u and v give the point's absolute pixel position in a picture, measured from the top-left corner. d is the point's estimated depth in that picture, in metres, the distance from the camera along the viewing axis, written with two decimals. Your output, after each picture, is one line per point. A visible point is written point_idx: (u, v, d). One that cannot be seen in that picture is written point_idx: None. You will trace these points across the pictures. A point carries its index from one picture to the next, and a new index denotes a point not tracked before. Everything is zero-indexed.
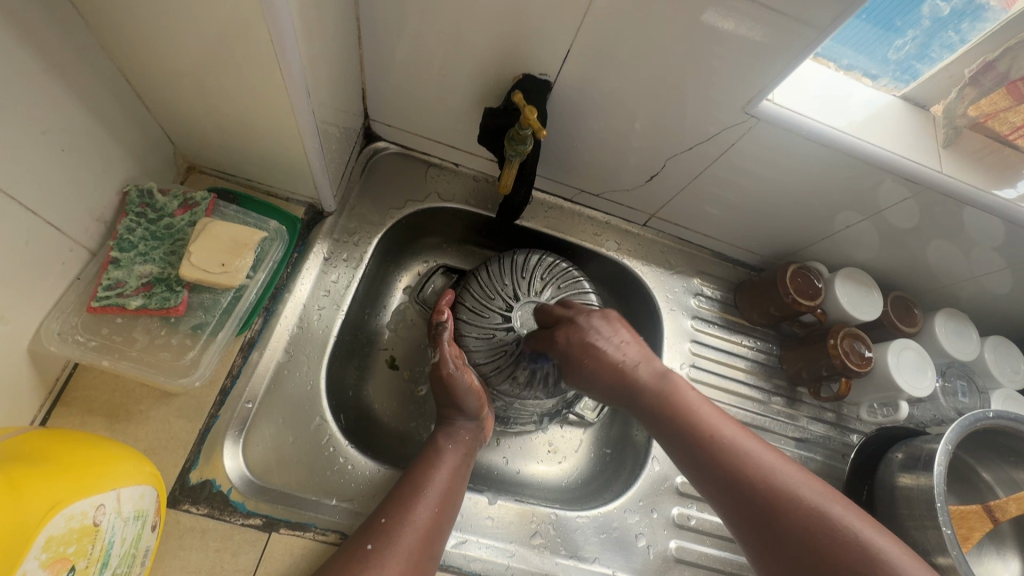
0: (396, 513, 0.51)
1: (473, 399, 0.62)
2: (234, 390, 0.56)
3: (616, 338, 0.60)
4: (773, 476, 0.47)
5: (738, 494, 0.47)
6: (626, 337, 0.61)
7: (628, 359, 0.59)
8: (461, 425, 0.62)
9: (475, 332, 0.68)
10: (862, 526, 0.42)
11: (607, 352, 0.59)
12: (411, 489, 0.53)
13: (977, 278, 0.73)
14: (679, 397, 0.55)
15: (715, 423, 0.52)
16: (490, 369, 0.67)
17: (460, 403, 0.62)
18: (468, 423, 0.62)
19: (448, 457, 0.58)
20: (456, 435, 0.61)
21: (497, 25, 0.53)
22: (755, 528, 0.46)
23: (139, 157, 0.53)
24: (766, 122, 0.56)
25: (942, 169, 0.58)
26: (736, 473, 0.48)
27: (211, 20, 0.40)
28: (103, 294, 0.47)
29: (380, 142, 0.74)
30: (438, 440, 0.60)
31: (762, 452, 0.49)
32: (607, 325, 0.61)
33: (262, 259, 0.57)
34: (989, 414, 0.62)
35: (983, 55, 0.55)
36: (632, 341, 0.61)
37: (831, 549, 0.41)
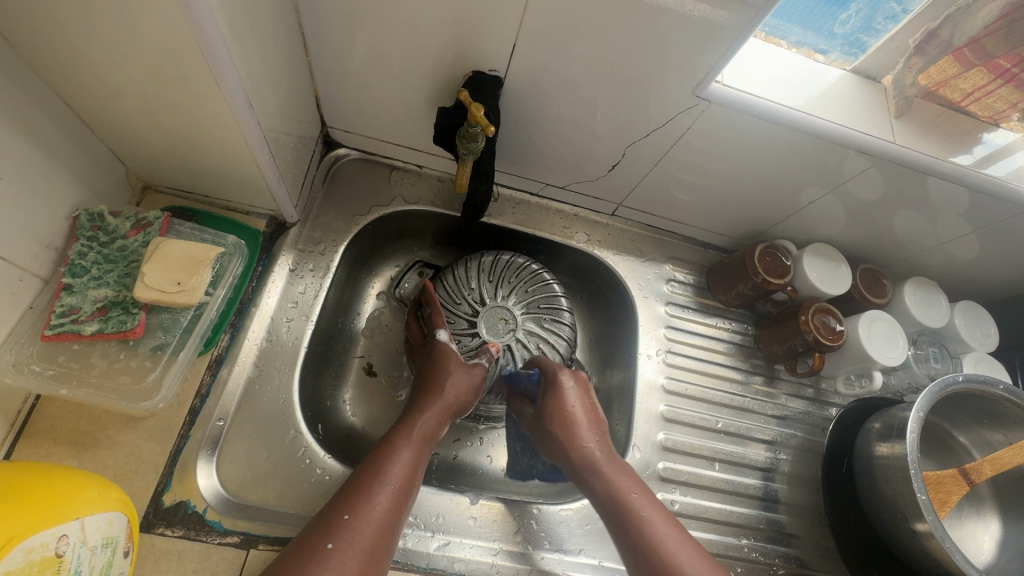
0: (360, 509, 0.48)
1: (463, 371, 0.63)
2: (204, 409, 0.55)
3: (576, 399, 0.63)
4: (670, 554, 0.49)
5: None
6: (580, 405, 0.63)
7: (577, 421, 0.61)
8: (437, 401, 0.60)
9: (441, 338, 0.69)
10: None
11: (579, 429, 0.61)
12: (370, 477, 0.52)
13: (944, 245, 0.73)
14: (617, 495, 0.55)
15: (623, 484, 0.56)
16: None
17: (445, 381, 0.62)
18: (442, 399, 0.60)
19: (418, 435, 0.57)
20: (414, 427, 0.58)
21: (441, 23, 0.52)
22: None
23: (88, 180, 0.52)
24: (718, 104, 0.56)
25: (896, 140, 0.59)
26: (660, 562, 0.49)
27: (140, 35, 0.39)
28: (57, 321, 0.46)
29: (340, 149, 0.74)
30: (395, 437, 0.56)
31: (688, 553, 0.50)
32: (573, 393, 0.63)
33: (221, 275, 0.56)
34: (960, 377, 0.62)
35: (926, 23, 0.56)
36: (581, 412, 0.62)
37: None
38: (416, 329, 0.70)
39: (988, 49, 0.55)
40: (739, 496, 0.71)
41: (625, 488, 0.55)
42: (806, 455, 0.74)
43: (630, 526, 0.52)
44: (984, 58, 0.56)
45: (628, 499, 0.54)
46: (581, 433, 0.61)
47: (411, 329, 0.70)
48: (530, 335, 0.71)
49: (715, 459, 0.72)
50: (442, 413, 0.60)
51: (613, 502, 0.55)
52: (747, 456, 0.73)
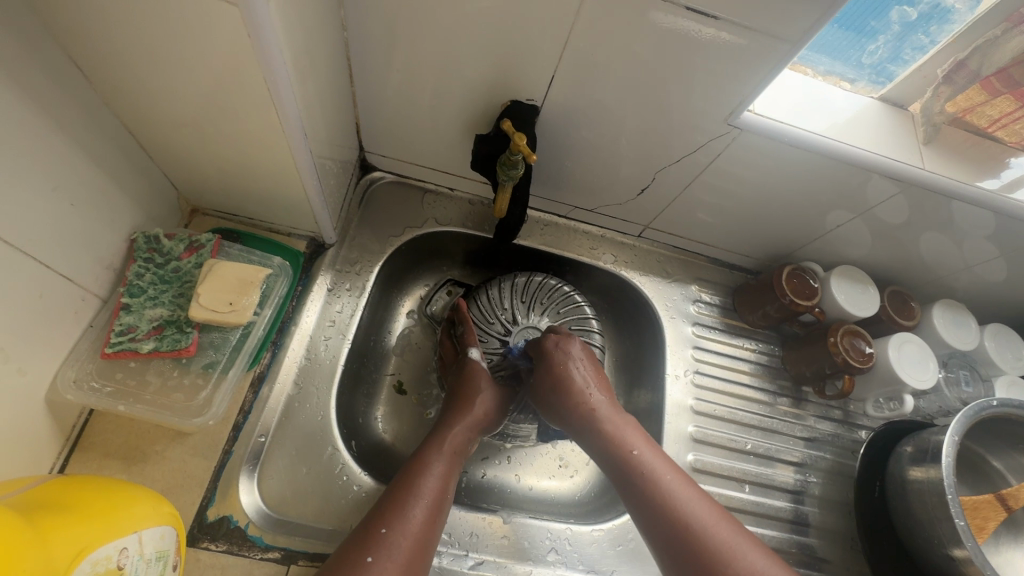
0: (396, 524, 0.49)
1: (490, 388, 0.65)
2: (247, 425, 0.57)
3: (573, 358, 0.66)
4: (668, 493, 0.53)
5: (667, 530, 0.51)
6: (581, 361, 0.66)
7: (587, 387, 0.64)
8: (467, 415, 0.62)
9: None
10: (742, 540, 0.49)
11: (575, 369, 0.65)
12: (404, 492, 0.52)
13: (973, 268, 0.74)
14: (629, 456, 0.57)
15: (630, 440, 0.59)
16: None
17: (474, 396, 0.63)
18: (469, 414, 0.62)
19: (448, 450, 0.58)
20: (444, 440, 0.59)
21: (482, 57, 0.55)
22: (681, 553, 0.49)
23: (144, 204, 0.55)
24: (749, 132, 0.57)
25: (923, 166, 0.60)
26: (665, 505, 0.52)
27: (210, 73, 0.42)
28: (116, 339, 0.48)
29: (375, 172, 0.76)
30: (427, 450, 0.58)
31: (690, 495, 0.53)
32: (579, 350, 0.67)
33: (268, 295, 0.58)
34: (993, 402, 0.62)
35: (955, 54, 0.56)
36: (587, 366, 0.66)
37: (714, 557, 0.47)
38: (449, 344, 0.72)
39: (1016, 78, 0.56)
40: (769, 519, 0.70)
41: (630, 446, 0.58)
42: (837, 479, 0.74)
43: (641, 481, 0.54)
44: (1010, 87, 0.57)
45: (641, 458, 0.56)
46: (591, 392, 0.64)
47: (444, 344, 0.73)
48: None
49: (745, 480, 0.72)
50: (470, 427, 0.62)
51: (624, 460, 0.56)
52: (776, 478, 0.73)
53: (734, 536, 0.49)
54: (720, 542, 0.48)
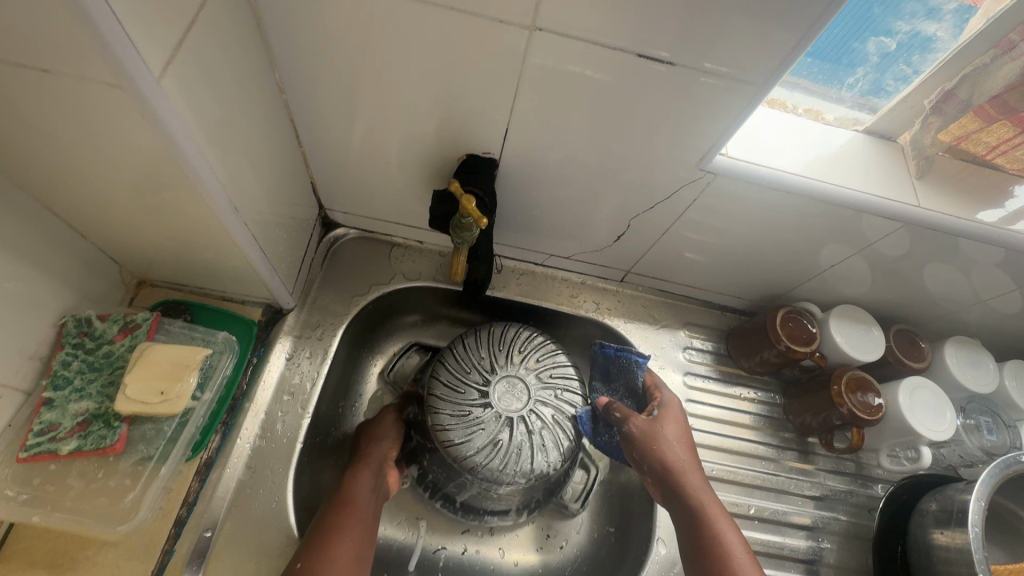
0: (314, 560, 0.48)
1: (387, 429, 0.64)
2: (192, 520, 0.52)
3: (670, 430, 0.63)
4: None
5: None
6: (677, 437, 0.62)
7: (680, 460, 0.60)
8: (369, 457, 0.61)
9: (449, 409, 0.60)
10: None
11: (668, 445, 0.61)
12: (332, 527, 0.52)
13: (986, 301, 0.68)
14: (699, 499, 0.57)
15: (722, 529, 0.55)
16: (465, 451, 0.59)
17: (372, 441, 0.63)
18: (370, 463, 0.60)
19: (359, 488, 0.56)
20: (375, 472, 0.59)
21: (432, 113, 0.51)
22: None
23: (78, 285, 0.51)
24: (723, 176, 0.53)
25: (918, 203, 0.55)
26: None
27: (119, 155, 0.38)
28: (34, 441, 0.44)
29: (339, 229, 0.72)
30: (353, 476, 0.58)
31: None
32: (674, 418, 0.64)
33: (210, 375, 0.53)
34: (1021, 458, 0.56)
35: (942, 84, 0.52)
36: (682, 437, 0.62)
37: None
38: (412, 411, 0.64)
39: (1011, 104, 0.51)
40: None
41: (720, 534, 0.55)
42: (854, 542, 0.67)
43: (711, 548, 0.54)
44: (1007, 113, 0.52)
45: (727, 550, 0.53)
46: (681, 467, 0.60)
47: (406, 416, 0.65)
48: (548, 412, 0.62)
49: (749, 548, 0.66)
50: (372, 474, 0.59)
51: (713, 558, 0.53)
52: (787, 544, 0.66)
53: None
54: None
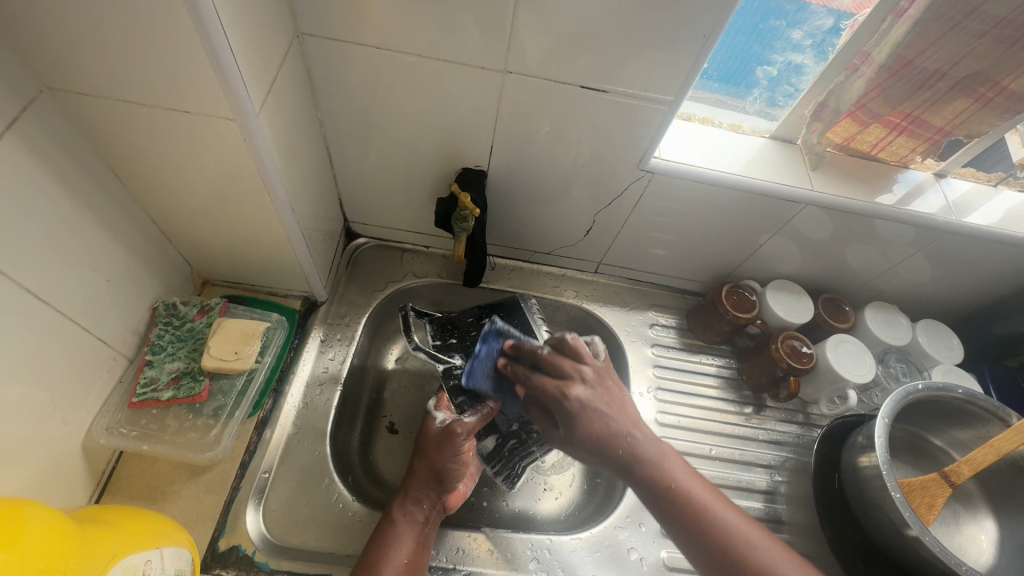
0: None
1: (454, 459, 0.64)
2: (252, 464, 0.65)
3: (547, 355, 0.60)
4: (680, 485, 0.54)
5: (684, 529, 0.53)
6: (556, 353, 0.60)
7: (570, 376, 0.58)
8: (431, 490, 0.65)
9: None
10: (727, 514, 0.53)
11: (563, 365, 0.59)
12: (375, 554, 0.58)
13: (896, 268, 0.82)
14: (606, 411, 0.56)
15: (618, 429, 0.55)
16: None
17: (441, 470, 0.64)
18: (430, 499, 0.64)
19: (403, 521, 0.61)
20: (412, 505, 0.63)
21: (433, 137, 0.68)
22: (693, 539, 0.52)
23: (165, 279, 0.66)
24: (659, 174, 0.69)
25: (813, 187, 0.71)
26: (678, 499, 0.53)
27: (217, 173, 0.54)
28: (142, 390, 0.58)
29: (359, 239, 0.88)
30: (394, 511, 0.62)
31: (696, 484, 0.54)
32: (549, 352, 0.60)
33: (268, 344, 0.68)
34: (918, 386, 0.69)
35: (815, 98, 0.69)
36: (557, 357, 0.60)
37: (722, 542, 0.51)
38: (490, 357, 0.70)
39: (875, 109, 0.67)
40: None
41: (620, 437, 0.55)
42: (802, 476, 0.79)
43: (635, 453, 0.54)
44: (874, 117, 0.68)
45: (635, 449, 0.54)
46: (573, 383, 0.57)
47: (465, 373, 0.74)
48: None
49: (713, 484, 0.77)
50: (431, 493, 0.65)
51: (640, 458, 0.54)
52: (748, 479, 0.78)
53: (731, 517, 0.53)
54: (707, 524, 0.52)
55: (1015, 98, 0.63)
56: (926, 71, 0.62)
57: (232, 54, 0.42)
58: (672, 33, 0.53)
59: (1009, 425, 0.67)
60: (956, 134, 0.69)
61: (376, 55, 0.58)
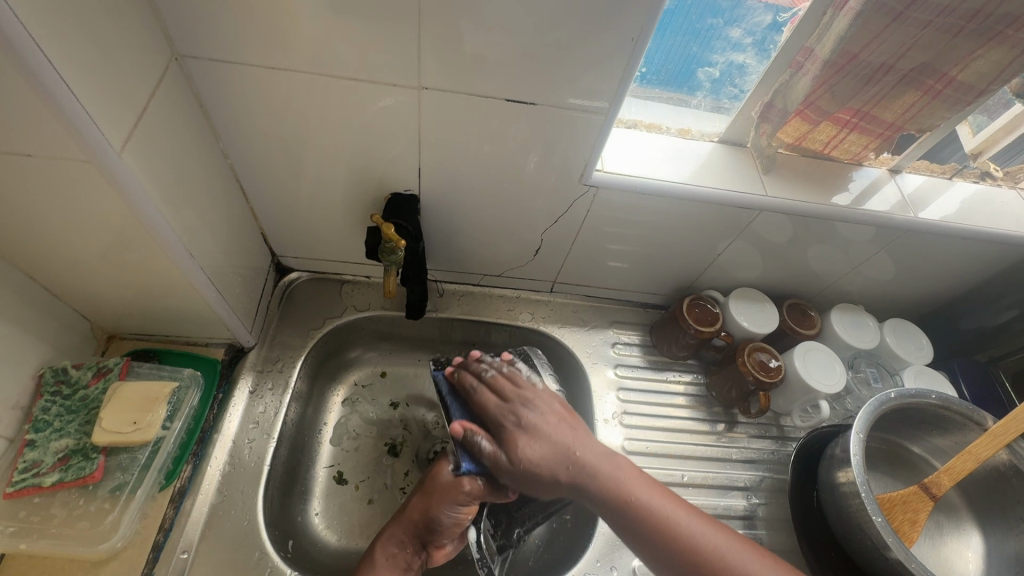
0: None
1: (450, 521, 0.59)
2: (168, 544, 0.57)
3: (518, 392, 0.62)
4: (650, 512, 0.54)
5: (672, 560, 0.52)
6: (529, 393, 0.62)
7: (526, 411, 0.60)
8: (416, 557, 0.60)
9: None
10: (689, 518, 0.54)
11: (529, 401, 0.61)
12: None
13: (859, 268, 0.79)
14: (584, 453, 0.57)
15: (615, 475, 0.56)
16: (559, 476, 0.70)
17: (430, 520, 0.59)
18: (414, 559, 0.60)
19: (382, 561, 0.58)
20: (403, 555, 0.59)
21: (354, 162, 0.62)
22: (663, 554, 0.52)
23: (55, 341, 0.58)
24: (603, 188, 0.64)
25: (767, 193, 0.67)
26: (652, 525, 0.53)
27: (91, 222, 0.47)
28: (19, 477, 0.52)
29: (292, 273, 0.81)
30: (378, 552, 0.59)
31: (657, 503, 0.55)
32: (522, 382, 0.64)
33: (178, 408, 0.62)
34: (891, 395, 0.66)
35: (761, 98, 0.66)
36: (540, 399, 0.62)
37: (688, 551, 0.51)
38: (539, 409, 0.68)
39: (824, 108, 0.64)
40: None
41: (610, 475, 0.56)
42: (780, 496, 0.75)
43: (617, 502, 0.55)
44: (824, 115, 0.65)
45: (626, 488, 0.55)
46: (543, 420, 0.60)
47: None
48: None
49: None
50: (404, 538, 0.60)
51: (617, 502, 0.55)
52: (725, 504, 0.74)
53: (697, 528, 0.53)
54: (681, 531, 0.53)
55: (964, 89, 0.60)
56: (872, 65, 0.59)
57: (68, 87, 0.36)
58: (598, 37, 0.48)
59: (985, 429, 0.64)
60: (909, 129, 0.66)
61: (275, 76, 0.51)
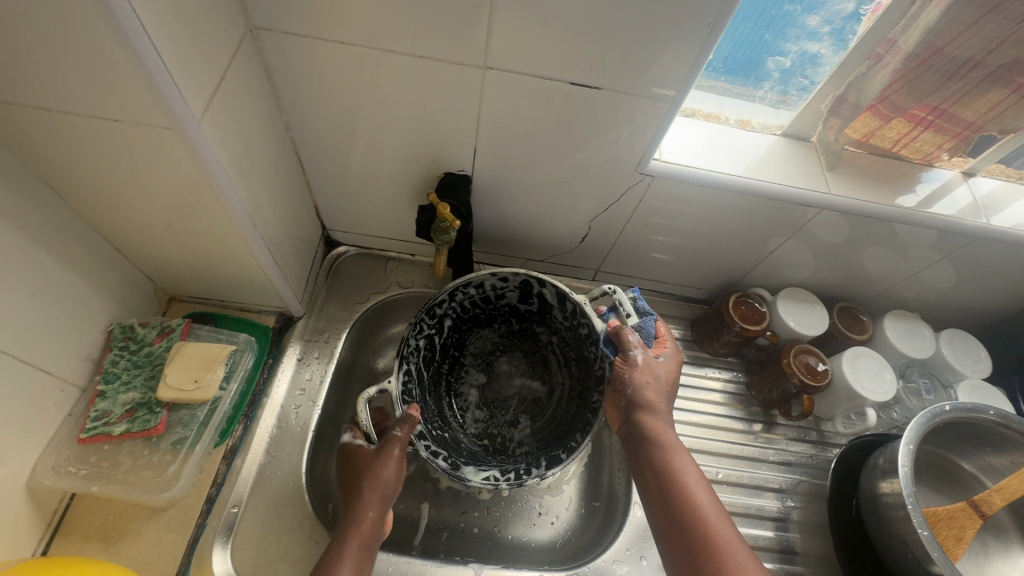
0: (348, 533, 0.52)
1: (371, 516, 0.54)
2: (220, 497, 0.60)
3: (655, 371, 0.61)
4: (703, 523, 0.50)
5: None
6: (657, 378, 0.61)
7: (648, 381, 0.60)
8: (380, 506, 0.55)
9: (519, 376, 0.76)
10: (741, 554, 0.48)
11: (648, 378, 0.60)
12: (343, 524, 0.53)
13: (917, 275, 0.76)
14: (666, 440, 0.57)
15: (691, 477, 0.54)
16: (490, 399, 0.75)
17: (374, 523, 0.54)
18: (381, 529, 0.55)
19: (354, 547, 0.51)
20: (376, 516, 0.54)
21: (411, 140, 0.62)
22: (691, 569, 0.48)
23: (122, 299, 0.61)
24: (659, 177, 0.63)
25: (830, 190, 0.65)
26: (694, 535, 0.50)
27: (166, 188, 0.49)
28: (91, 425, 0.55)
29: (340, 247, 0.82)
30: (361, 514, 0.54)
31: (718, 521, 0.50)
32: (663, 364, 0.62)
33: (234, 369, 0.65)
34: (946, 407, 0.63)
35: (834, 91, 0.62)
36: (663, 376, 0.61)
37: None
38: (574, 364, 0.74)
39: (898, 103, 0.61)
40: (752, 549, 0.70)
41: (683, 474, 0.54)
42: (817, 501, 0.74)
43: (678, 493, 0.53)
44: (898, 111, 0.62)
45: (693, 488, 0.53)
46: (654, 404, 0.59)
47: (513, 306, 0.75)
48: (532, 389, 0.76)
49: None
50: (361, 552, 0.51)
51: (676, 493, 0.53)
52: (759, 505, 0.73)
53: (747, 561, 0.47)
54: (724, 559, 0.48)
55: None
56: (957, 60, 0.56)
57: (159, 55, 0.37)
58: (673, 20, 0.47)
59: None
60: (989, 129, 0.63)
61: (343, 51, 0.52)
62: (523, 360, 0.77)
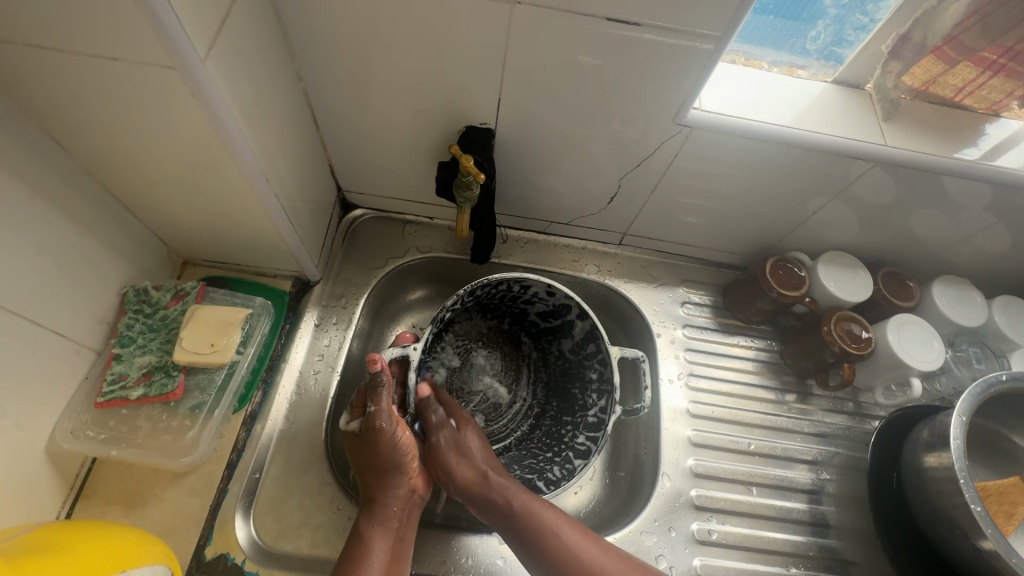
0: (375, 533, 0.54)
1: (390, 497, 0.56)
2: (241, 463, 0.59)
3: (472, 451, 0.60)
4: None
5: None
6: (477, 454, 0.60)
7: (470, 459, 0.59)
8: (395, 484, 0.57)
9: (492, 376, 0.73)
10: None
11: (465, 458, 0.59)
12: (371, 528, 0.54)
13: (970, 238, 0.70)
14: (514, 504, 0.56)
15: (571, 546, 0.53)
16: (455, 388, 0.71)
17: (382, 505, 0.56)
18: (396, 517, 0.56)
19: (382, 546, 0.53)
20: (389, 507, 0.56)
21: (431, 91, 0.58)
22: None
23: (135, 260, 0.59)
24: (699, 129, 0.58)
25: (886, 143, 0.59)
26: None
27: (172, 138, 0.46)
28: (108, 388, 0.54)
29: (356, 210, 0.79)
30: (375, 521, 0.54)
31: None
32: (469, 438, 0.60)
33: (251, 334, 0.63)
34: (1002, 377, 0.59)
35: (896, 28, 0.58)
36: (478, 450, 0.60)
37: None
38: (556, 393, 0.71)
39: (967, 44, 0.56)
40: (783, 522, 0.68)
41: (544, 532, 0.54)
42: (853, 474, 0.71)
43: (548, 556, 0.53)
44: (965, 54, 0.57)
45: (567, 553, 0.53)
46: (484, 478, 0.58)
47: (530, 314, 0.71)
48: (500, 392, 0.72)
49: (752, 483, 0.69)
50: (395, 540, 0.55)
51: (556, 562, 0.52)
52: (792, 477, 0.70)
53: None
54: None
55: None
56: None
57: None
58: None
59: None
60: None
61: None
62: (501, 360, 0.74)
